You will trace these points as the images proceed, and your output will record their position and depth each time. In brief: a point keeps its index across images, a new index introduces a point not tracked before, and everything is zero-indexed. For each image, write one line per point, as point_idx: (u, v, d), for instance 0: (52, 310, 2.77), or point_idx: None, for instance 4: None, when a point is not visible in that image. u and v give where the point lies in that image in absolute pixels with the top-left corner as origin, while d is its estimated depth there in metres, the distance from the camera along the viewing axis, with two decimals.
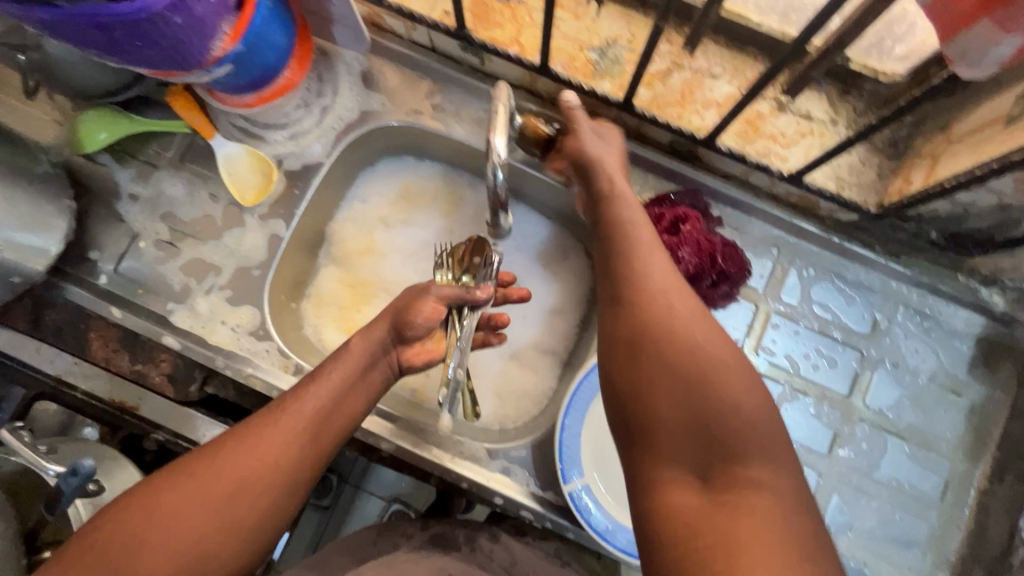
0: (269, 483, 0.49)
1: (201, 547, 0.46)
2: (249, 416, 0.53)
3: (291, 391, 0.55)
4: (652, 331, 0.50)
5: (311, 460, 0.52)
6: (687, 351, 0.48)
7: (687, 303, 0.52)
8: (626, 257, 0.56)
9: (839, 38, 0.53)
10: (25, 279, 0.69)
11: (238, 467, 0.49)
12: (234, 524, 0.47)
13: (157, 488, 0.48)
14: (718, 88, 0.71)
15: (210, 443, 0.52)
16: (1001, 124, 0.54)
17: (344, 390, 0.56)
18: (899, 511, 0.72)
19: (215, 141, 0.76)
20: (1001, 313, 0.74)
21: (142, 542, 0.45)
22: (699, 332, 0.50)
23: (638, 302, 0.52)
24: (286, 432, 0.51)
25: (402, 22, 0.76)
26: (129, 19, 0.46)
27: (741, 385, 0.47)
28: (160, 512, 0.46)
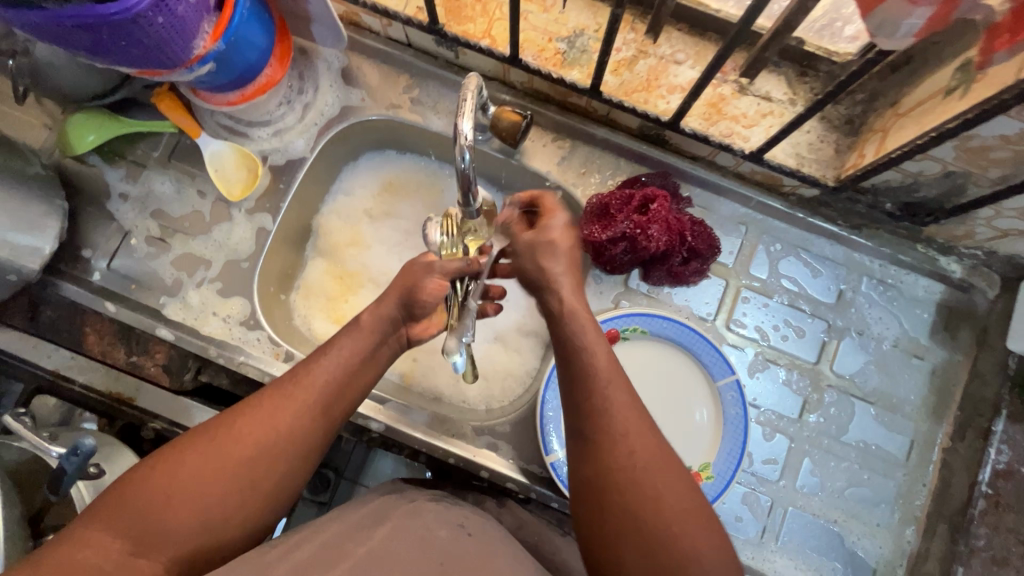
0: (283, 453, 0.53)
1: (221, 508, 0.50)
2: (267, 386, 0.56)
3: (304, 363, 0.58)
4: (615, 484, 0.52)
5: (324, 431, 0.56)
6: (645, 502, 0.51)
7: (647, 441, 0.54)
8: (583, 383, 0.56)
9: (786, 19, 0.56)
10: (21, 277, 0.72)
11: (254, 436, 0.53)
12: (250, 488, 0.52)
13: (180, 451, 0.52)
14: (682, 73, 0.75)
15: (229, 409, 0.55)
16: (940, 96, 0.58)
17: (353, 366, 0.58)
18: (867, 471, 0.76)
19: (202, 139, 0.79)
20: (959, 280, 0.78)
21: (168, 501, 0.49)
22: (654, 460, 0.52)
23: (599, 449, 0.53)
24: (299, 404, 0.55)
25: (378, 19, 0.79)
26: (114, 19, 0.49)
27: (687, 505, 0.51)
28: (182, 475, 0.50)
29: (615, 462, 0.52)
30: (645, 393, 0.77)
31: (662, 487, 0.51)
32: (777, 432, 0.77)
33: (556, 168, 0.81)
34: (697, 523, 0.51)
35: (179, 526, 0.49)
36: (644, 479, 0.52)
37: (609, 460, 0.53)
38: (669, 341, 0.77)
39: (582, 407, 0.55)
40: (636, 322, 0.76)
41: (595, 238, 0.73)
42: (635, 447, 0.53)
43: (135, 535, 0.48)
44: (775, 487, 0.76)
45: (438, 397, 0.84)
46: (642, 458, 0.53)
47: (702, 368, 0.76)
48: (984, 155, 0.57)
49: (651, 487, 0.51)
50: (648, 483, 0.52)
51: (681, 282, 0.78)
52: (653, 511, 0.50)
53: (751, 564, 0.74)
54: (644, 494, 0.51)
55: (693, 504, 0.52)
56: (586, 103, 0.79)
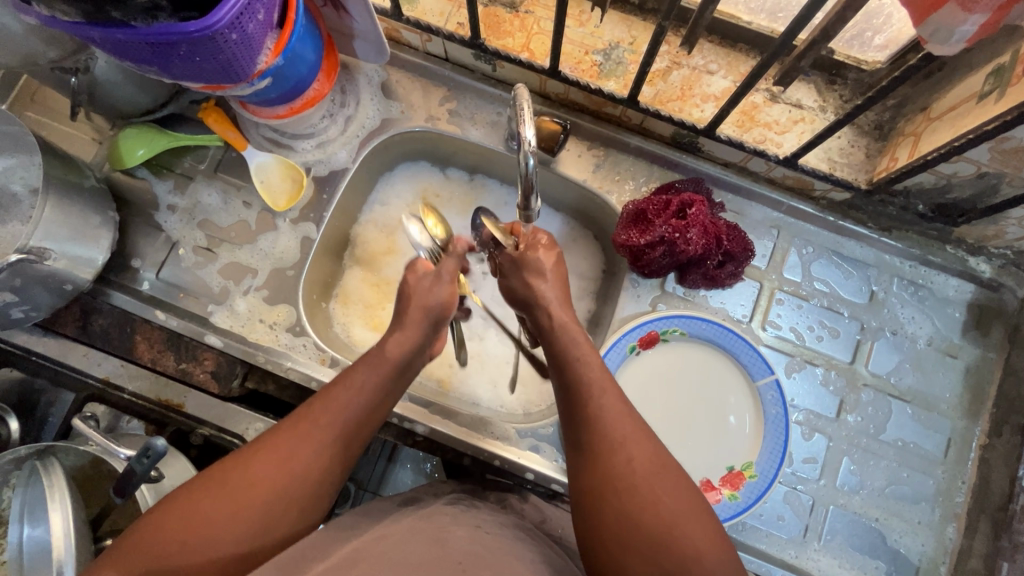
0: (301, 492, 0.53)
1: (237, 547, 0.49)
2: (283, 417, 0.56)
3: (320, 399, 0.57)
4: (616, 496, 0.51)
5: (336, 463, 0.55)
6: (645, 510, 0.50)
7: (643, 447, 0.53)
8: (590, 396, 0.57)
9: (825, 30, 0.58)
10: (76, 286, 0.73)
11: (271, 477, 0.52)
12: (267, 529, 0.51)
13: (195, 489, 0.51)
14: (715, 83, 0.77)
15: (244, 448, 0.54)
16: (974, 100, 0.61)
17: (372, 399, 0.58)
18: (906, 469, 0.77)
19: (248, 152, 0.81)
20: (989, 280, 0.80)
21: (182, 547, 0.48)
22: (649, 462, 0.53)
23: (596, 458, 0.54)
24: (316, 443, 0.54)
25: (418, 35, 0.82)
26: (193, 37, 0.52)
27: (687, 512, 0.50)
28: (195, 515, 0.49)
29: (613, 469, 0.52)
30: (684, 397, 0.79)
31: (661, 492, 0.51)
32: (815, 431, 0.78)
33: (592, 176, 0.84)
34: (698, 527, 0.50)
35: (197, 571, 0.48)
36: (641, 484, 0.51)
37: (607, 468, 0.53)
38: (708, 342, 0.79)
39: (578, 416, 0.56)
40: (675, 324, 0.78)
41: (633, 243, 0.75)
42: (632, 452, 0.53)
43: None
44: (816, 486, 0.77)
45: (476, 402, 0.85)
46: (638, 463, 0.52)
47: (741, 369, 0.78)
48: (1018, 156, 0.60)
49: (651, 493, 0.51)
50: (647, 488, 0.51)
51: (716, 285, 0.80)
52: (654, 517, 0.50)
53: (795, 563, 0.75)
54: (644, 500, 0.51)
55: (694, 506, 0.51)
56: (621, 112, 0.81)
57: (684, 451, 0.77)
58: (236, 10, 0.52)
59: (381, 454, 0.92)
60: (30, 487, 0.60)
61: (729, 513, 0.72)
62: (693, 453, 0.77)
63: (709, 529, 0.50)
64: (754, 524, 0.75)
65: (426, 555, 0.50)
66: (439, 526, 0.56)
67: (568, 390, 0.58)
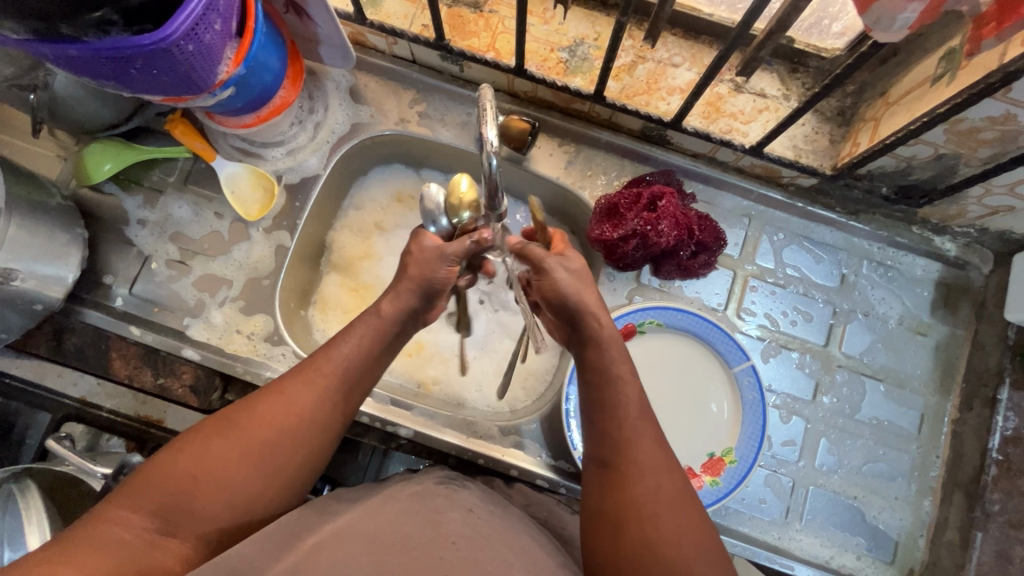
0: (305, 437, 0.55)
1: (248, 491, 0.51)
2: (287, 369, 0.58)
3: (322, 350, 0.59)
4: (635, 512, 0.53)
5: (340, 415, 0.58)
6: (660, 533, 0.51)
7: (672, 477, 0.55)
8: (613, 413, 0.58)
9: (780, 20, 0.59)
10: (47, 306, 0.72)
11: (277, 421, 0.54)
12: (275, 473, 0.53)
13: (205, 436, 0.52)
14: (680, 75, 0.78)
15: (250, 395, 0.56)
16: (928, 83, 0.62)
17: (373, 352, 0.60)
18: (881, 447, 0.79)
19: (217, 163, 0.80)
20: (955, 258, 0.82)
21: (195, 483, 0.50)
22: (666, 484, 0.54)
23: (621, 479, 0.55)
24: (320, 390, 0.56)
25: (384, 38, 0.82)
26: (148, 50, 0.51)
27: (694, 534, 0.52)
28: (208, 461, 0.51)
29: (640, 492, 0.53)
30: (666, 388, 0.80)
31: (684, 523, 0.52)
32: (793, 414, 0.80)
33: (564, 173, 0.84)
34: (713, 564, 0.51)
35: (209, 508, 0.50)
36: (666, 512, 0.53)
37: (632, 491, 0.54)
38: (685, 332, 0.80)
39: (610, 435, 0.57)
40: (651, 315, 0.79)
41: (606, 237, 0.76)
42: (661, 480, 0.54)
43: (164, 514, 0.48)
44: (796, 468, 0.78)
45: (461, 402, 0.85)
46: (664, 491, 0.54)
47: (718, 356, 0.79)
48: (972, 136, 0.61)
49: (674, 522, 0.52)
50: (671, 515, 0.52)
51: (691, 275, 0.81)
52: (675, 545, 0.51)
53: (778, 544, 0.76)
54: (667, 529, 0.52)
55: (710, 543, 0.52)
56: (589, 108, 0.82)
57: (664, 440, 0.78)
58: (190, 22, 0.52)
59: (373, 457, 0.90)
60: (8, 512, 0.60)
61: (711, 498, 0.73)
62: (676, 441, 0.78)
63: (711, 547, 0.52)
64: (736, 508, 0.76)
65: (418, 537, 0.50)
66: (435, 508, 0.55)
67: (601, 408, 0.58)
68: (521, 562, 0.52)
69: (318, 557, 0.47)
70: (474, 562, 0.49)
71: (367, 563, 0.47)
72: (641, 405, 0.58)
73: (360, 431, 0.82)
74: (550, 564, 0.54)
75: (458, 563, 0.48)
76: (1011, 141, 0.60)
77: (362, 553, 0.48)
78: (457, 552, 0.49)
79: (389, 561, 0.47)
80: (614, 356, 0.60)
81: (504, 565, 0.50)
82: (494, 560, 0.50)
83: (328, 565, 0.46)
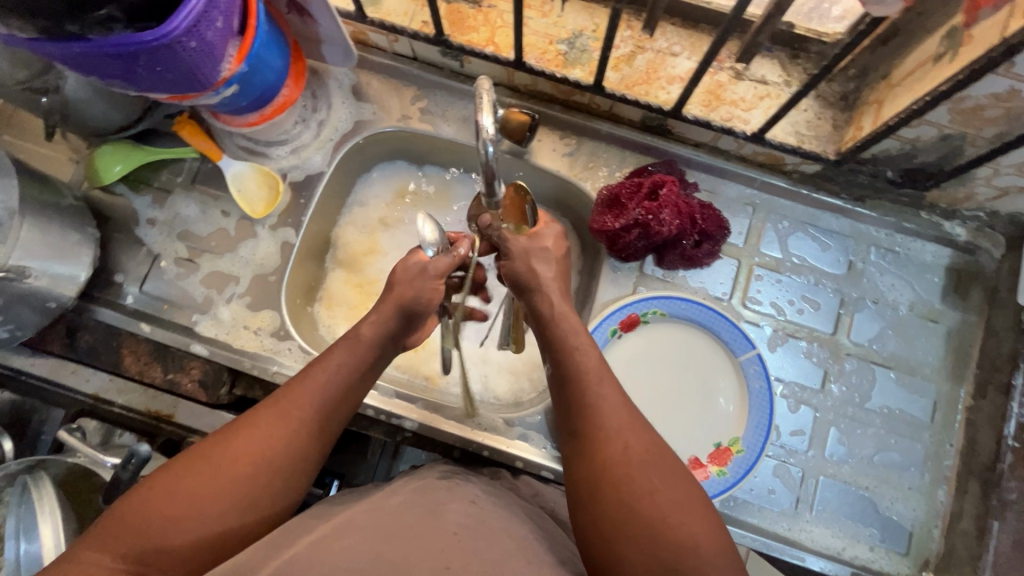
0: (281, 468, 0.54)
1: (221, 524, 0.51)
2: (261, 400, 0.58)
3: (297, 378, 0.59)
4: (608, 475, 0.53)
5: (318, 443, 0.57)
6: (639, 490, 0.51)
7: (640, 437, 0.55)
8: (576, 383, 0.58)
9: (777, 3, 0.59)
10: (60, 304, 0.74)
11: (253, 453, 0.53)
12: (250, 504, 0.52)
13: (176, 472, 0.52)
14: (679, 64, 0.78)
15: (224, 427, 0.56)
16: (931, 62, 0.61)
17: (350, 379, 0.60)
18: (893, 435, 0.78)
19: (224, 162, 0.82)
20: (965, 243, 0.80)
21: (167, 521, 0.49)
22: (636, 441, 0.54)
23: (592, 448, 0.55)
24: (296, 418, 0.56)
25: (385, 36, 0.83)
26: (152, 46, 0.53)
27: (671, 487, 0.52)
28: (180, 495, 0.50)
29: (610, 460, 0.53)
30: (672, 378, 0.80)
31: (658, 480, 0.52)
32: (801, 403, 0.79)
33: (566, 165, 0.84)
34: (693, 517, 0.50)
35: (182, 547, 0.49)
36: (637, 470, 0.52)
37: (603, 455, 0.54)
38: (689, 321, 0.79)
39: (574, 406, 0.58)
40: (654, 305, 0.78)
41: (608, 228, 0.76)
42: (630, 440, 0.54)
43: (136, 556, 0.48)
44: (804, 458, 0.77)
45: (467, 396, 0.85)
46: (635, 453, 0.54)
47: (722, 345, 0.78)
48: (977, 115, 0.61)
49: (645, 478, 0.52)
50: (645, 473, 0.52)
51: (695, 265, 0.80)
52: (650, 501, 0.51)
53: (788, 535, 0.75)
54: (640, 486, 0.52)
55: (686, 495, 0.52)
56: (589, 100, 0.82)
57: (668, 431, 0.78)
58: (191, 18, 0.53)
59: (382, 454, 0.92)
60: (24, 503, 0.61)
61: (718, 488, 0.72)
62: (681, 432, 0.78)
63: (687, 496, 0.52)
64: (744, 499, 0.76)
65: (420, 528, 0.50)
66: (437, 501, 0.55)
67: (566, 381, 0.59)
68: (524, 554, 0.51)
69: (320, 548, 0.48)
70: (479, 551, 0.49)
71: (367, 555, 0.47)
72: (601, 366, 0.59)
73: (365, 424, 0.82)
74: (552, 556, 0.54)
75: (460, 552, 0.48)
76: (1018, 118, 0.59)
77: (363, 545, 0.48)
78: (459, 544, 0.49)
79: (390, 554, 0.47)
80: (574, 330, 0.61)
81: (510, 557, 0.50)
82: (497, 551, 0.50)
83: (333, 551, 0.47)
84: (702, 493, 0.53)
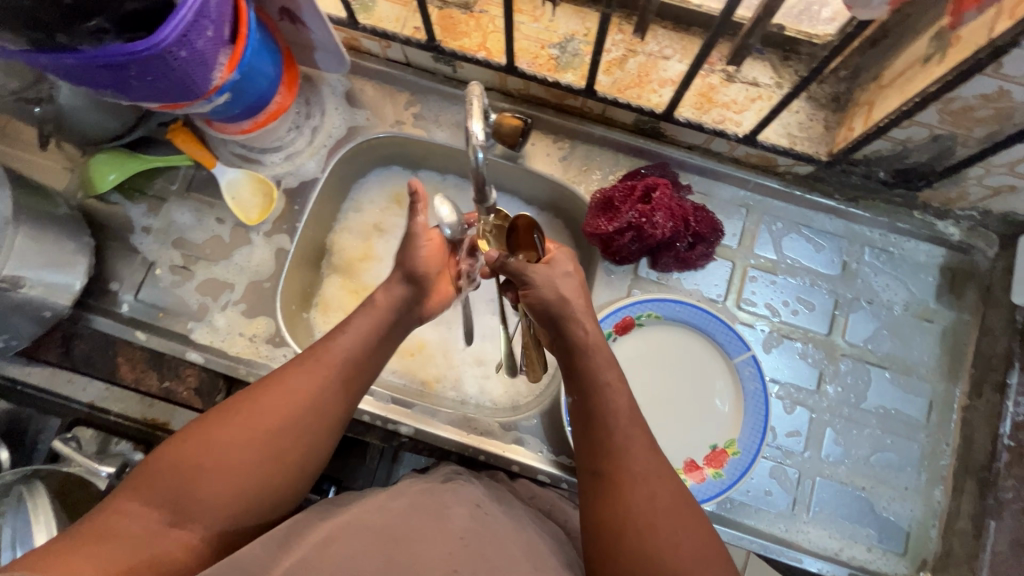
0: (309, 426, 0.55)
1: (251, 477, 0.52)
2: (288, 360, 0.58)
3: (322, 339, 0.60)
4: (633, 525, 0.52)
5: (343, 404, 0.58)
6: (665, 545, 0.51)
7: (666, 487, 0.55)
8: (602, 422, 0.58)
9: (766, 7, 0.59)
10: (55, 313, 0.74)
11: (277, 410, 0.54)
12: (280, 459, 0.53)
13: (208, 425, 0.53)
14: (671, 67, 0.78)
15: (253, 385, 0.57)
16: (920, 63, 0.61)
17: (373, 341, 0.61)
18: (890, 436, 0.77)
19: (217, 169, 0.82)
20: (958, 242, 0.80)
21: (201, 470, 0.50)
22: (663, 492, 0.55)
23: (616, 490, 0.55)
24: (322, 378, 0.56)
25: (378, 42, 0.83)
26: (141, 57, 0.53)
27: (695, 543, 0.52)
28: (212, 447, 0.51)
29: (635, 509, 0.53)
30: (668, 380, 0.80)
31: (682, 534, 0.52)
32: (797, 404, 0.79)
33: (559, 169, 0.84)
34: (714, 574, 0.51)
35: (215, 497, 0.50)
36: (663, 524, 0.53)
37: (629, 504, 0.54)
38: (684, 323, 0.79)
39: (600, 447, 0.57)
40: (649, 308, 0.78)
41: (602, 231, 0.76)
42: (655, 490, 0.54)
43: (172, 505, 0.49)
44: (801, 459, 0.77)
45: (463, 400, 0.85)
46: (661, 504, 0.54)
47: (718, 347, 0.78)
48: (967, 115, 0.61)
49: (671, 533, 0.52)
50: (670, 527, 0.53)
51: (689, 267, 0.80)
52: (675, 558, 0.51)
53: (785, 536, 0.75)
54: (665, 540, 0.52)
55: (708, 549, 0.53)
56: (582, 103, 0.82)
57: (665, 433, 0.78)
58: (181, 28, 0.53)
59: (382, 461, 0.92)
60: (19, 513, 0.61)
61: (714, 491, 0.72)
62: (678, 435, 0.78)
63: (709, 553, 0.52)
64: (742, 500, 0.76)
65: (424, 532, 0.50)
66: (440, 502, 0.55)
67: (593, 418, 0.59)
68: (527, 558, 0.51)
69: (323, 551, 0.47)
70: (484, 556, 0.49)
71: (374, 561, 0.46)
72: (630, 408, 0.59)
73: (362, 430, 0.82)
74: (553, 560, 0.54)
75: (467, 559, 0.48)
76: (1007, 119, 0.59)
77: (368, 548, 0.48)
78: (465, 549, 0.49)
79: (395, 558, 0.47)
80: (606, 367, 0.60)
81: (512, 561, 0.49)
82: (500, 555, 0.50)
83: (336, 557, 0.47)
84: (722, 551, 0.54)
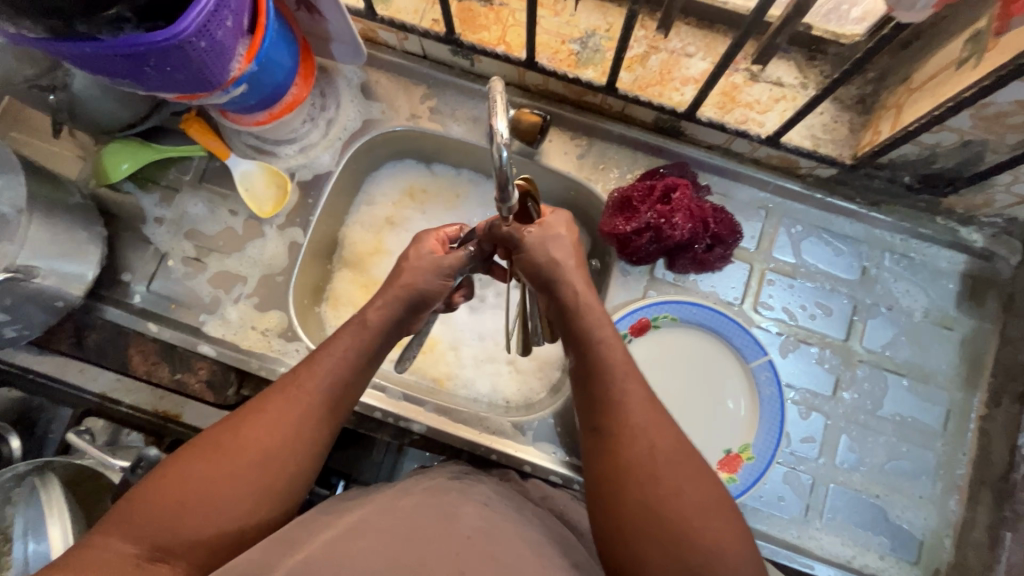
0: (294, 455, 0.54)
1: (236, 509, 0.51)
2: (270, 386, 0.56)
3: (304, 364, 0.58)
4: (633, 477, 0.52)
5: (329, 429, 0.56)
6: (666, 491, 0.51)
7: (667, 437, 0.53)
8: (598, 376, 0.57)
9: (797, 6, 0.58)
10: (68, 303, 0.73)
11: (259, 441, 0.52)
12: (266, 490, 0.52)
13: (187, 459, 0.51)
14: (694, 65, 0.77)
15: (234, 413, 0.55)
16: (954, 67, 0.60)
17: (358, 364, 0.59)
18: (906, 443, 0.77)
19: (232, 160, 0.81)
20: (981, 249, 0.79)
21: (182, 505, 0.49)
22: (662, 441, 0.53)
23: (614, 442, 0.54)
24: (306, 405, 0.55)
25: (395, 34, 0.82)
26: (162, 47, 0.52)
27: (698, 493, 0.51)
28: (192, 481, 0.50)
29: (634, 458, 0.52)
30: (682, 384, 0.79)
31: (686, 482, 0.51)
32: (812, 410, 0.78)
33: (577, 166, 0.83)
34: (720, 521, 0.50)
35: (198, 531, 0.49)
36: (666, 471, 0.52)
37: (628, 455, 0.53)
38: (699, 327, 0.78)
39: (597, 401, 0.56)
40: (665, 310, 0.77)
41: (619, 231, 0.75)
42: (654, 439, 0.53)
43: (152, 540, 0.48)
44: (815, 466, 0.76)
45: (475, 398, 0.85)
46: (661, 454, 0.53)
47: (734, 352, 0.78)
48: (1000, 121, 0.60)
49: (672, 480, 0.51)
50: (671, 475, 0.52)
51: (706, 269, 0.79)
52: (678, 504, 0.50)
53: (798, 543, 0.75)
54: (667, 486, 0.51)
55: (714, 497, 0.51)
56: (601, 100, 0.81)
57: None
58: (202, 17, 0.52)
59: (386, 456, 0.91)
60: (32, 504, 0.62)
61: None
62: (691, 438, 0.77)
63: (714, 500, 0.51)
64: (753, 505, 0.75)
65: (434, 531, 0.50)
66: (449, 501, 0.55)
67: (588, 376, 0.57)
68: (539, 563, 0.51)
69: (332, 549, 0.47)
70: (494, 555, 0.49)
71: (382, 558, 0.46)
72: (625, 361, 0.57)
73: (373, 426, 0.81)
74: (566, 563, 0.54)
75: (476, 557, 0.48)
76: None
77: (378, 546, 0.47)
78: (473, 546, 0.49)
79: (404, 555, 0.46)
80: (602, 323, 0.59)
81: (522, 559, 0.49)
82: (512, 554, 0.49)
83: (343, 556, 0.46)
84: (728, 498, 0.53)
